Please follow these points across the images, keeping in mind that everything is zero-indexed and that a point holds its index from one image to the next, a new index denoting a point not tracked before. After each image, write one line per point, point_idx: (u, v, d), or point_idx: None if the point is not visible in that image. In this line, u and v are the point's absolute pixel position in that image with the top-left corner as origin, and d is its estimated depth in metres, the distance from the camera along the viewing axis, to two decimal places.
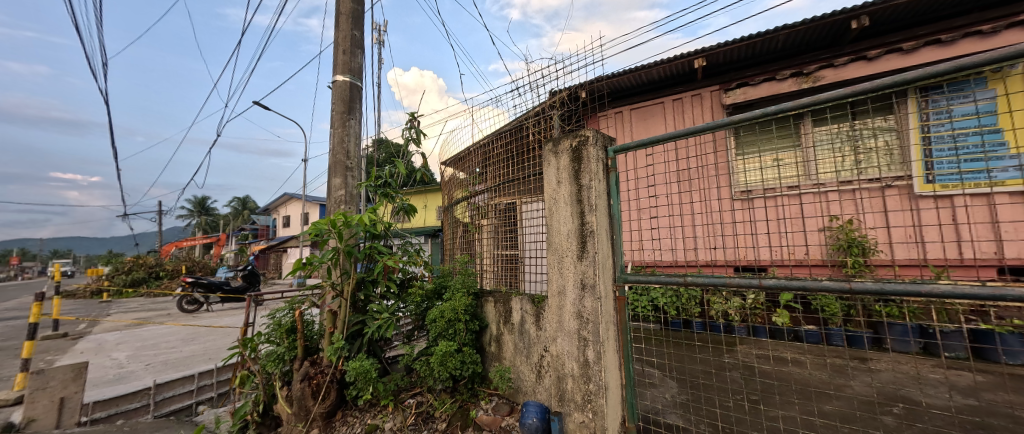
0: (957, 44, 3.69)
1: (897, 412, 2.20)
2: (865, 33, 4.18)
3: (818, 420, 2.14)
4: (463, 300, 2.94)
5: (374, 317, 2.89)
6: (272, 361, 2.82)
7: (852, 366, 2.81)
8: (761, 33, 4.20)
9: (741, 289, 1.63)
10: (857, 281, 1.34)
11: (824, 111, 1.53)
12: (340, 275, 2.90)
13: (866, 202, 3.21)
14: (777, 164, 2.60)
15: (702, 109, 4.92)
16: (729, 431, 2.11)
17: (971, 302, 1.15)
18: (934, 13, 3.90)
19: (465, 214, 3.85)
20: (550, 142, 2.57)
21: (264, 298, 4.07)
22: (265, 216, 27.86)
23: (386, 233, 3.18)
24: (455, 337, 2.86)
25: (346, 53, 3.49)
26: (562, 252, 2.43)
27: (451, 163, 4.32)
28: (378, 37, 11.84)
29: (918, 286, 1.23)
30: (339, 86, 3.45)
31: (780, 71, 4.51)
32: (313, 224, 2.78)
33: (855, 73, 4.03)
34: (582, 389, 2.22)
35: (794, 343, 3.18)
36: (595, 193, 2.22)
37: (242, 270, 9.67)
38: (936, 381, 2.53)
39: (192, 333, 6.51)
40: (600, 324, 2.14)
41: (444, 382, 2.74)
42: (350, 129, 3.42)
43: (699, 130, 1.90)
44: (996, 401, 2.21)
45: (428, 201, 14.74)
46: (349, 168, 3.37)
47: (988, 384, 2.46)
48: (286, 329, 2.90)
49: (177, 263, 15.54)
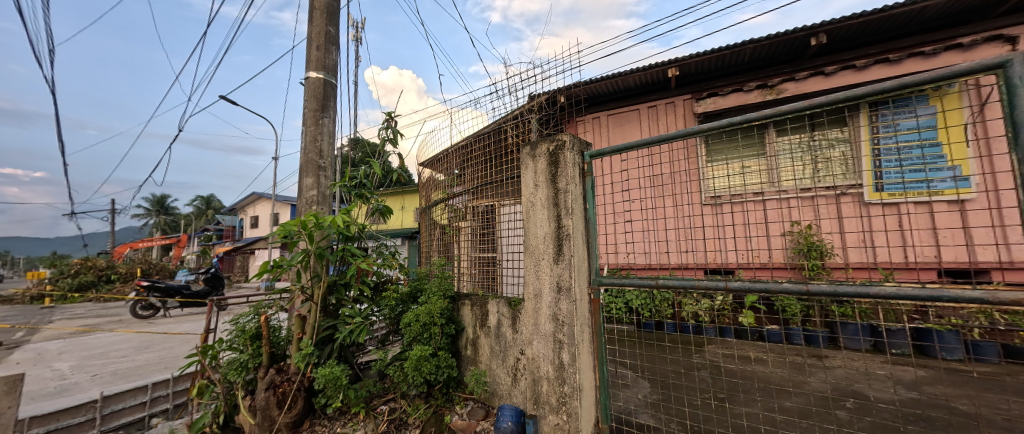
0: (902, 63, 3.99)
1: (850, 406, 2.34)
2: (824, 50, 4.45)
3: (779, 416, 2.25)
4: (439, 304, 2.91)
5: (345, 321, 2.80)
6: (234, 370, 2.68)
7: (810, 364, 2.97)
8: (729, 46, 4.39)
9: (709, 291, 1.70)
10: (814, 284, 1.42)
11: (785, 122, 1.62)
12: (310, 278, 2.80)
13: (823, 208, 3.42)
14: (743, 172, 2.72)
15: (676, 117, 5.10)
16: (697, 430, 2.19)
17: (912, 302, 1.24)
18: (884, 34, 4.21)
19: (443, 216, 3.80)
20: (528, 146, 2.59)
21: (227, 303, 3.87)
22: (232, 216, 26.53)
23: (360, 235, 3.09)
24: (430, 342, 2.81)
25: (320, 49, 3.39)
26: (538, 255, 2.44)
27: (429, 164, 4.27)
28: (355, 34, 11.64)
29: (867, 288, 1.31)
30: (312, 83, 3.34)
31: (747, 83, 4.74)
32: (282, 225, 2.67)
33: (814, 87, 4.29)
34: (557, 391, 2.23)
35: (759, 343, 3.33)
36: (572, 197, 2.24)
37: (204, 273, 9.16)
38: (884, 376, 2.71)
39: (146, 341, 6.09)
40: (574, 326, 2.16)
41: (418, 387, 2.70)
42: (323, 128, 3.31)
43: (671, 137, 1.96)
44: (936, 394, 2.39)
45: (405, 202, 14.50)
46: (322, 167, 3.27)
47: (928, 378, 2.67)
48: (251, 336, 2.77)
49: (131, 266, 14.52)
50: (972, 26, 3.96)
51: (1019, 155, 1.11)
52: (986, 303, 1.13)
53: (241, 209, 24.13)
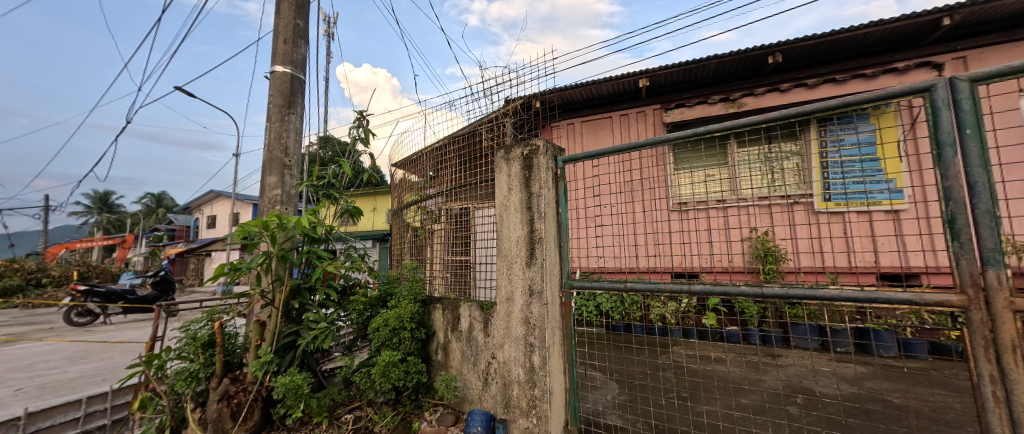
0: (847, 83, 4.34)
1: (800, 402, 2.49)
2: (780, 68, 4.76)
3: (736, 413, 2.37)
4: (409, 308, 2.85)
5: (309, 327, 2.68)
6: (182, 380, 2.48)
7: (765, 362, 3.15)
8: (696, 60, 4.61)
9: (673, 294, 1.76)
10: (768, 287, 1.51)
11: (744, 135, 1.72)
12: (271, 282, 2.66)
13: (777, 216, 3.66)
14: (707, 180, 2.85)
15: (646, 126, 5.29)
16: (662, 429, 2.26)
17: (852, 303, 1.35)
18: (832, 56, 4.56)
19: (416, 218, 3.73)
20: (502, 149, 2.59)
21: (178, 309, 3.60)
22: (187, 216, 24.79)
23: (327, 237, 2.97)
24: (399, 347, 2.75)
25: (287, 42, 3.25)
26: (511, 258, 2.45)
27: (402, 165, 4.19)
28: (326, 30, 11.30)
29: (814, 291, 1.42)
30: (277, 77, 3.20)
31: (712, 95, 4.99)
32: (240, 225, 2.51)
33: (771, 102, 4.59)
34: (527, 395, 2.23)
35: (720, 343, 3.49)
36: (544, 201, 2.27)
37: (152, 276, 8.52)
38: (829, 373, 2.92)
39: (83, 351, 5.54)
40: (545, 329, 2.18)
41: (386, 394, 2.62)
42: (290, 124, 3.17)
43: (640, 145, 2.03)
44: (874, 389, 2.59)
45: (377, 203, 14.12)
46: (287, 165, 3.12)
47: (867, 374, 2.90)
48: (203, 343, 2.59)
49: (66, 269, 13.23)
50: (905, 53, 4.37)
51: (941, 169, 1.23)
52: (914, 303, 1.24)
53: (197, 207, 22.60)
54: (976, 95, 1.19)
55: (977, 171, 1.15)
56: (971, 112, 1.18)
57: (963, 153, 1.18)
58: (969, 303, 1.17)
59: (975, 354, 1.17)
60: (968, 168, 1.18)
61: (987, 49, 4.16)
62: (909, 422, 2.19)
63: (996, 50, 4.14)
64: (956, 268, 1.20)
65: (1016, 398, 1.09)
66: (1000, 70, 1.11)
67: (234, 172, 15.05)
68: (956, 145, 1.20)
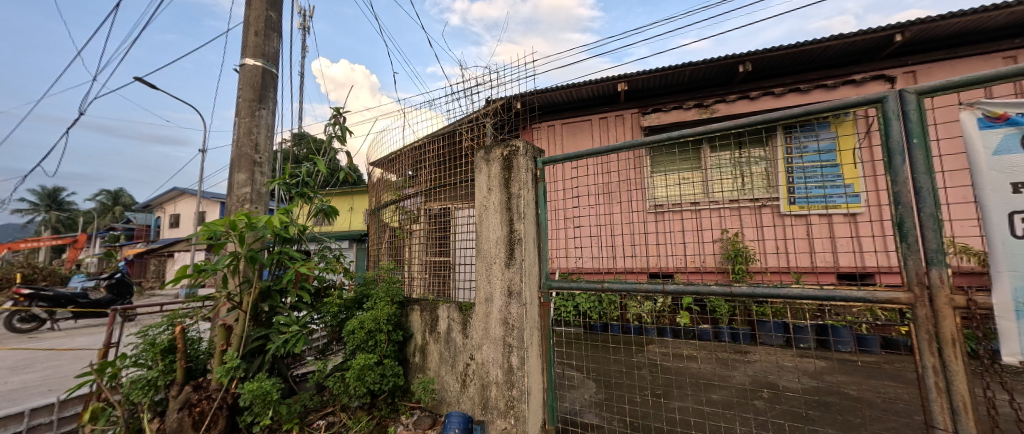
0: (811, 93, 4.58)
1: (766, 396, 2.61)
2: (751, 76, 4.97)
3: (707, 409, 2.46)
4: (386, 310, 2.79)
5: (280, 330, 2.57)
6: (139, 389, 2.33)
7: (735, 358, 3.28)
8: (672, 66, 4.75)
9: (649, 294, 1.80)
10: (736, 286, 1.57)
11: (715, 140, 1.78)
12: (239, 284, 2.53)
13: (747, 218, 3.82)
14: (682, 183, 2.94)
15: (625, 129, 5.41)
16: (637, 426, 2.31)
17: (812, 301, 1.42)
18: (798, 67, 4.81)
19: (394, 218, 3.66)
20: (482, 149, 2.59)
21: (135, 313, 3.38)
22: (147, 214, 23.38)
23: (300, 237, 2.87)
24: (375, 350, 2.68)
25: (259, 35, 3.12)
26: (490, 259, 2.45)
27: (380, 164, 4.11)
28: (301, 24, 10.95)
29: (779, 289, 1.49)
30: (248, 70, 3.07)
31: (687, 101, 5.16)
32: (205, 224, 2.37)
33: (741, 109, 4.78)
34: (505, 395, 2.23)
35: (693, 341, 3.61)
36: (523, 202, 2.28)
37: (107, 278, 8.00)
38: (793, 368, 3.06)
39: (26, 359, 5.13)
40: (524, 330, 2.19)
41: (361, 398, 2.56)
42: (260, 120, 3.05)
43: (617, 148, 2.06)
44: (832, 382, 2.74)
45: (354, 203, 13.81)
46: (257, 162, 3.00)
47: (826, 368, 3.07)
48: (162, 349, 2.45)
49: (9, 271, 12.21)
50: (862, 66, 4.67)
51: (890, 176, 1.32)
52: (867, 301, 1.32)
53: (159, 206, 21.35)
54: (921, 107, 1.28)
55: (923, 177, 1.24)
56: (918, 122, 1.26)
57: (910, 161, 1.27)
58: (915, 300, 1.25)
59: (919, 348, 1.26)
60: (914, 176, 1.27)
61: (934, 64, 4.46)
62: (864, 413, 2.33)
63: (942, 65, 4.44)
64: (904, 268, 1.29)
65: (954, 388, 1.18)
66: (942, 84, 1.20)
67: (200, 169, 14.30)
68: (905, 154, 1.29)
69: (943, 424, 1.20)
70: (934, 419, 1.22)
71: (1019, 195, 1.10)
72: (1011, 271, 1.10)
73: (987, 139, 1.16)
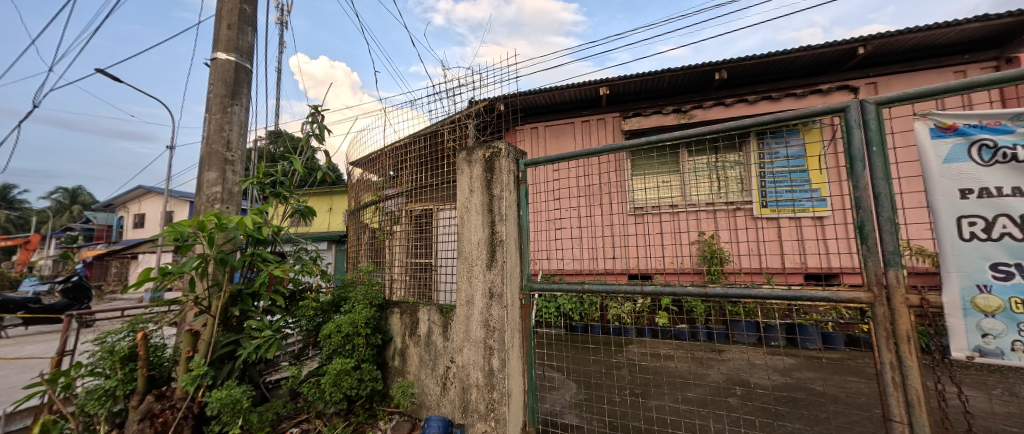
0: (783, 101, 4.77)
1: (738, 393, 2.70)
2: (727, 84, 5.14)
3: (683, 407, 2.52)
4: (364, 313, 2.74)
5: (251, 335, 2.47)
6: (95, 400, 2.19)
7: (710, 357, 3.38)
8: (652, 72, 4.85)
9: (627, 295, 1.83)
10: (711, 287, 1.62)
11: (692, 145, 1.83)
12: (207, 288, 2.42)
13: (721, 221, 3.95)
14: (660, 186, 3.01)
15: (606, 132, 5.50)
16: (616, 426, 2.35)
17: (781, 301, 1.48)
18: (770, 75, 5.00)
19: (374, 219, 3.59)
20: (464, 150, 2.58)
21: (93, 319, 3.18)
22: (109, 214, 22.13)
23: (274, 239, 2.78)
24: (353, 354, 2.62)
25: (232, 28, 3.01)
26: (471, 261, 2.43)
27: (361, 163, 4.03)
28: (278, 18, 10.60)
29: (750, 290, 1.54)
30: (220, 65, 2.95)
31: (666, 106, 5.28)
32: (171, 225, 2.23)
33: (718, 115, 4.94)
34: (485, 398, 2.22)
35: (670, 341, 3.70)
36: (505, 203, 2.28)
37: (63, 282, 7.53)
38: (765, 366, 3.17)
39: None
40: (505, 332, 2.18)
41: (337, 404, 2.50)
42: (233, 116, 2.94)
43: (598, 152, 2.09)
44: (800, 378, 2.86)
45: (333, 204, 13.51)
46: (229, 160, 2.89)
47: (795, 365, 3.20)
48: (122, 357, 2.31)
49: None
50: (829, 76, 4.90)
51: (852, 181, 1.39)
52: (831, 301, 1.38)
53: (122, 205, 20.23)
54: (881, 116, 1.35)
55: (881, 183, 1.31)
56: (877, 131, 1.34)
57: (870, 167, 1.34)
58: (874, 300, 1.32)
59: (878, 344, 1.32)
60: (874, 181, 1.33)
61: (893, 76, 4.73)
62: (829, 407, 2.43)
63: (901, 78, 4.72)
64: (864, 269, 1.36)
65: (909, 382, 1.25)
66: (899, 95, 1.27)
67: (168, 166, 13.65)
68: (865, 161, 1.36)
69: (899, 417, 1.27)
70: (891, 412, 1.29)
71: (966, 200, 1.18)
72: (959, 271, 1.18)
73: (938, 149, 1.23)
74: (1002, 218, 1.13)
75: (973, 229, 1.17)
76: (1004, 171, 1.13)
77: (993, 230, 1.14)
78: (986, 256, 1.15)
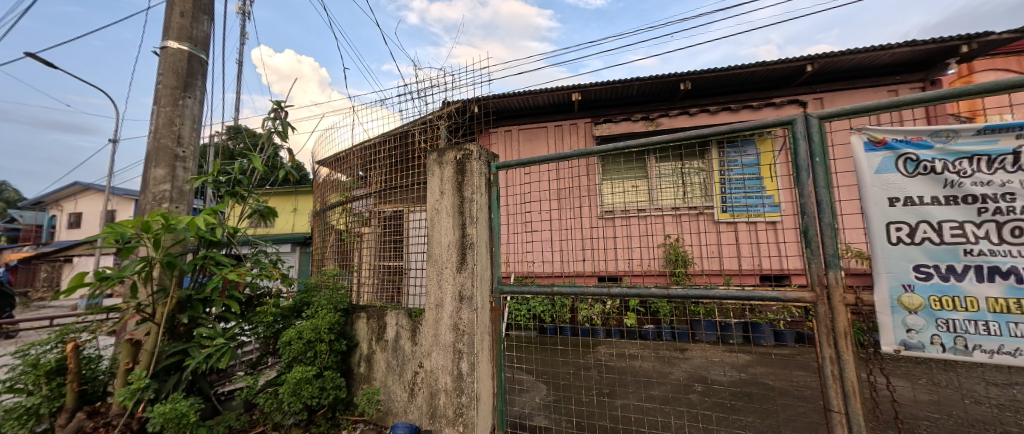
0: (741, 112, 5.07)
1: (698, 389, 2.83)
2: (692, 94, 5.39)
3: (649, 405, 2.61)
4: (328, 318, 2.63)
5: (201, 344, 2.30)
6: (12, 421, 1.96)
7: (675, 356, 3.53)
8: (622, 80, 5.01)
9: (595, 297, 1.87)
10: (672, 288, 1.68)
11: (657, 151, 1.91)
12: (151, 294, 2.24)
13: (685, 225, 4.14)
14: (629, 191, 3.10)
15: (578, 137, 5.61)
16: (583, 426, 2.39)
17: (736, 301, 1.56)
18: (731, 88, 5.30)
19: (341, 220, 3.46)
20: (435, 152, 2.54)
21: (14, 329, 2.85)
22: (39, 212, 20.00)
23: (230, 240, 2.62)
24: (315, 361, 2.52)
25: (185, 15, 2.82)
26: (441, 263, 2.39)
27: (327, 163, 3.89)
28: (240, 8, 10.03)
29: (707, 291, 1.62)
30: (170, 54, 2.75)
31: (635, 113, 5.47)
32: (110, 225, 2.04)
33: (683, 123, 5.17)
34: (454, 403, 2.19)
35: (638, 341, 3.82)
36: (476, 206, 2.27)
37: None
38: (724, 363, 3.34)
39: None
40: (474, 335, 2.17)
41: (296, 415, 2.39)
42: (185, 110, 2.75)
43: (569, 156, 2.12)
44: (754, 375, 3.04)
45: (298, 204, 12.95)
46: (180, 157, 2.70)
47: (752, 361, 3.39)
48: (48, 371, 2.08)
49: None
50: (781, 91, 5.26)
51: (798, 189, 1.50)
52: (780, 300, 1.48)
53: (56, 203, 18.35)
54: (822, 130, 1.46)
55: (822, 191, 1.42)
56: (819, 143, 1.45)
57: (813, 176, 1.45)
58: (817, 299, 1.42)
59: (819, 340, 1.42)
60: (817, 190, 1.45)
61: (838, 93, 5.14)
62: (779, 401, 2.59)
63: (844, 94, 5.13)
64: (808, 270, 1.46)
65: (846, 375, 1.35)
66: (837, 111, 1.38)
67: (110, 161, 12.53)
68: (809, 170, 1.47)
69: (838, 407, 1.37)
70: (831, 403, 1.38)
71: (894, 208, 1.30)
72: (888, 272, 1.29)
73: (871, 161, 1.35)
74: (924, 224, 1.25)
75: (899, 234, 1.29)
76: (924, 182, 1.25)
77: (916, 234, 1.26)
78: (910, 259, 1.26)
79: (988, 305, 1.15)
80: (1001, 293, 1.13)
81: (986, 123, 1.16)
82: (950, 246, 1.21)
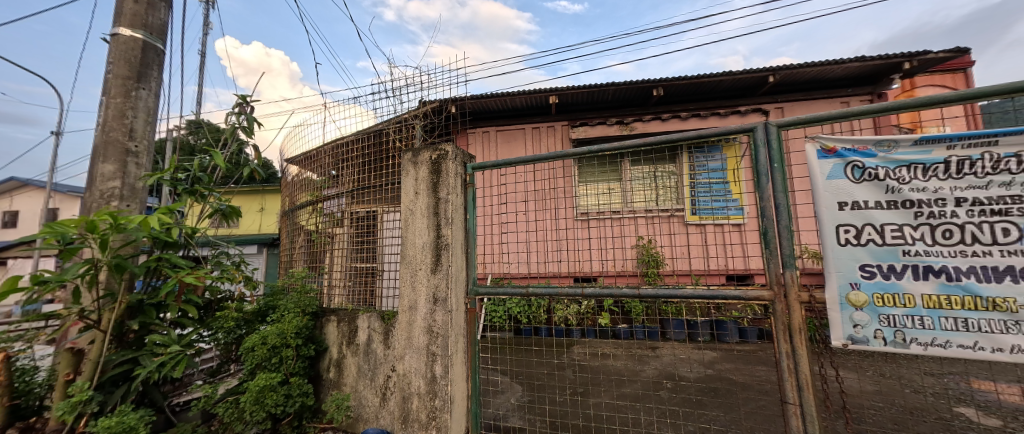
0: (710, 119, 5.30)
1: (668, 385, 2.93)
2: (665, 100, 5.57)
3: (622, 403, 2.67)
4: (295, 322, 2.53)
5: (153, 352, 2.15)
6: None
7: (647, 353, 3.63)
8: (598, 84, 5.11)
9: (568, 297, 1.89)
10: (643, 288, 1.72)
11: (629, 155, 1.96)
12: (97, 299, 2.06)
13: (657, 227, 4.27)
14: (603, 193, 3.17)
15: (556, 140, 5.68)
16: (557, 425, 2.41)
17: (703, 300, 1.61)
18: (701, 95, 5.52)
19: (311, 220, 3.34)
20: (410, 152, 2.50)
21: None
22: None
23: (188, 241, 2.48)
24: (280, 368, 2.41)
25: (139, 1, 2.64)
26: (415, 264, 2.35)
27: (297, 161, 3.75)
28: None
29: (675, 290, 1.67)
30: (122, 42, 2.57)
31: (611, 118, 5.60)
32: (48, 224, 1.87)
33: (656, 128, 5.34)
34: (427, 406, 2.15)
35: (611, 340, 3.90)
36: (451, 206, 2.25)
37: None
38: (693, 360, 3.47)
39: None
40: (448, 337, 2.14)
41: (259, 424, 2.28)
42: (138, 102, 2.57)
43: (544, 157, 2.13)
44: (721, 370, 3.17)
45: (265, 203, 12.38)
46: (132, 152, 2.52)
47: (718, 357, 3.54)
48: None
49: None
50: (747, 99, 5.53)
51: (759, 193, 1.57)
52: (741, 299, 1.55)
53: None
54: (781, 137, 1.55)
55: (780, 195, 1.50)
56: (778, 150, 1.53)
57: (772, 181, 1.53)
58: (774, 297, 1.50)
59: (777, 336, 1.50)
60: (775, 194, 1.53)
61: (798, 103, 5.46)
62: (741, 395, 2.69)
63: (803, 104, 5.45)
64: (768, 270, 1.53)
65: (800, 368, 1.43)
66: (794, 120, 1.47)
67: (52, 154, 11.54)
68: (768, 175, 1.55)
69: (793, 399, 1.45)
70: (787, 395, 1.46)
71: (843, 211, 1.39)
72: (838, 271, 1.38)
73: (823, 167, 1.44)
74: (868, 227, 1.34)
75: (848, 236, 1.38)
76: (869, 187, 1.35)
77: (861, 236, 1.35)
78: (856, 259, 1.35)
79: (923, 301, 1.25)
80: (934, 290, 1.24)
81: (923, 134, 1.25)
82: (891, 247, 1.30)
